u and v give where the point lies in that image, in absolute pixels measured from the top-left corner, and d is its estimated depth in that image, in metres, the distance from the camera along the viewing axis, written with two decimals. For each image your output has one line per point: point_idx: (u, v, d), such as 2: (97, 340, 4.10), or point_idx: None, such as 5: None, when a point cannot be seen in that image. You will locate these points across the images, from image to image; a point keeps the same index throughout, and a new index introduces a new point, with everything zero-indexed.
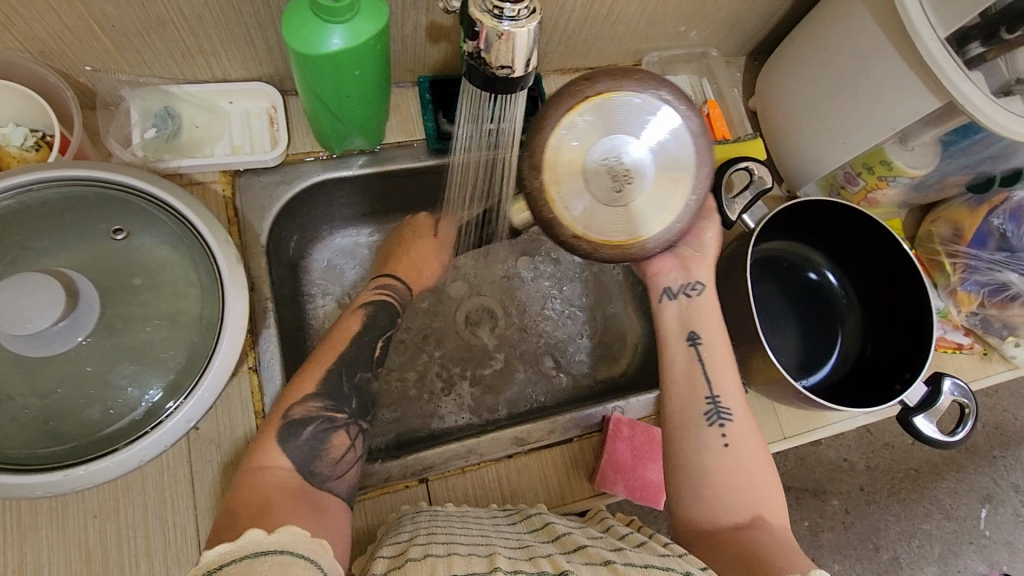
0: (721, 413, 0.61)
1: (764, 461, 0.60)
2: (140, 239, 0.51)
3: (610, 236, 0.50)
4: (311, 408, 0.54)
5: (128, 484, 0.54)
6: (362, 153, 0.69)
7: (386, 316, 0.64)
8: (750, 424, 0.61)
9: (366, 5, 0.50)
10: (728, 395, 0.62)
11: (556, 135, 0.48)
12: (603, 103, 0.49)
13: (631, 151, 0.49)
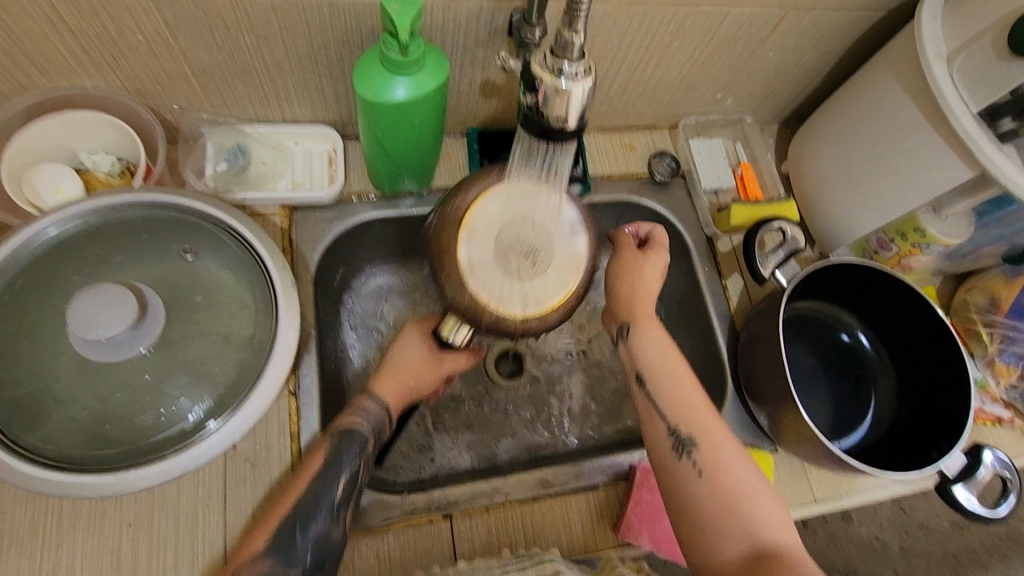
0: (686, 441, 0.55)
1: (751, 476, 0.54)
2: (205, 260, 0.54)
3: (549, 303, 0.57)
4: (347, 437, 0.56)
5: (162, 499, 0.55)
6: (411, 194, 0.73)
7: (355, 445, 0.56)
8: (721, 441, 0.56)
9: (432, 62, 0.56)
10: (685, 421, 0.56)
11: (460, 251, 0.57)
12: (480, 205, 0.58)
13: (520, 231, 0.57)
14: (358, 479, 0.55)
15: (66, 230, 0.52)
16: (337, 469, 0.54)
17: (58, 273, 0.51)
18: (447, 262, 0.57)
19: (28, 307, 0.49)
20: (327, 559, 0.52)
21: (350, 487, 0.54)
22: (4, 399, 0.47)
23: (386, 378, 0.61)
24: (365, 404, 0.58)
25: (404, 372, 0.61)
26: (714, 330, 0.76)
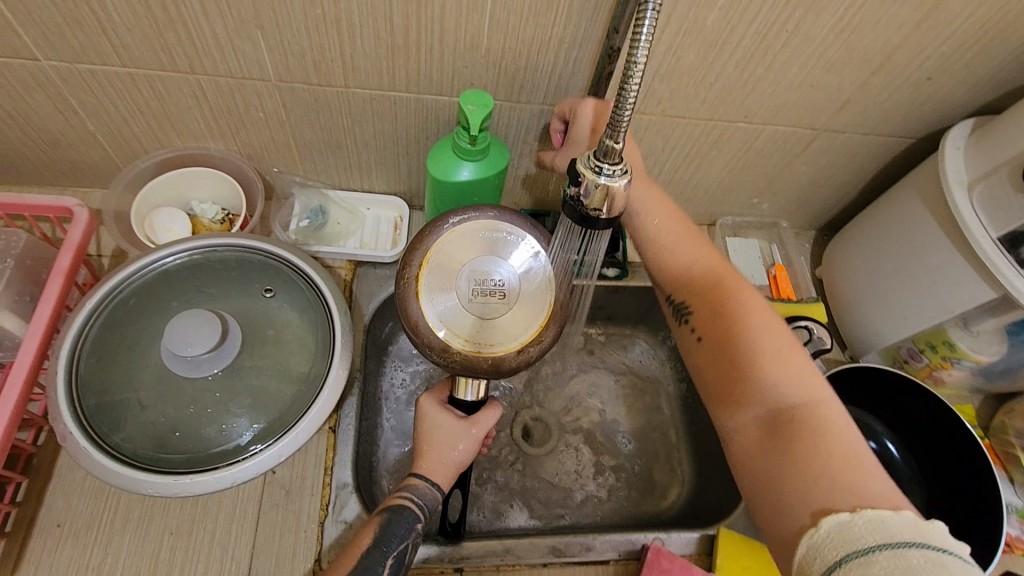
0: (683, 306, 0.58)
1: (756, 315, 0.54)
2: (280, 298, 0.62)
3: (533, 324, 0.57)
4: (405, 495, 0.55)
5: (204, 512, 0.60)
6: None
7: (402, 526, 0.53)
8: (710, 280, 0.58)
9: (494, 151, 0.64)
10: (676, 280, 0.60)
11: (428, 313, 0.56)
12: (431, 266, 0.58)
13: (480, 270, 0.58)
14: (407, 555, 0.53)
15: (175, 262, 0.62)
16: (383, 546, 0.52)
17: (161, 296, 0.60)
18: (423, 331, 0.56)
19: (132, 321, 0.58)
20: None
21: (397, 566, 0.52)
22: (97, 399, 0.55)
23: (426, 455, 0.57)
24: (415, 482, 0.56)
25: (443, 450, 0.58)
26: None
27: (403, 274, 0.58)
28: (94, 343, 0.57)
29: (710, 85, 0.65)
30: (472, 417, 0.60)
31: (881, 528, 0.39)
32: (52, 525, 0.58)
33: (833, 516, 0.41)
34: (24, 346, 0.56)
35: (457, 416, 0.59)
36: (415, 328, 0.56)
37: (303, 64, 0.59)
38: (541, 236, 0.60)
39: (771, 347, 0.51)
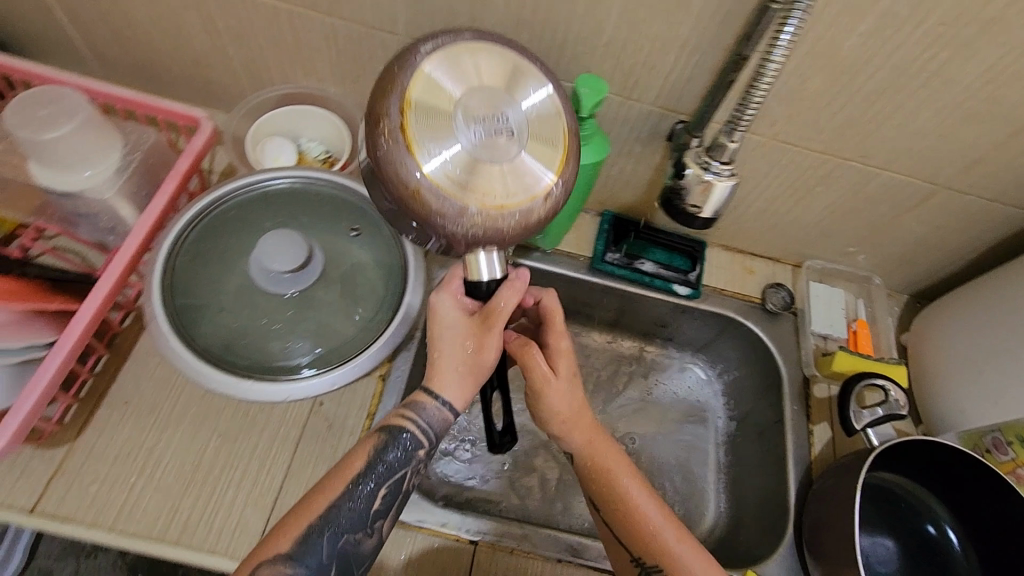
0: (652, 570, 0.56)
1: (709, 567, 0.55)
2: (365, 239, 0.64)
3: (551, 161, 0.49)
4: (407, 415, 0.55)
5: (253, 423, 0.63)
6: (537, 250, 0.83)
7: (399, 450, 0.54)
8: (658, 511, 0.57)
9: (597, 141, 0.65)
10: (634, 533, 0.57)
11: (429, 170, 0.45)
12: (414, 111, 0.46)
13: (475, 108, 0.47)
14: (400, 484, 0.54)
15: (281, 185, 0.65)
16: (380, 477, 0.52)
17: (261, 213, 0.64)
18: (426, 195, 0.46)
19: (230, 230, 0.62)
20: (352, 566, 0.51)
21: (389, 498, 0.53)
22: (186, 292, 0.59)
23: (438, 371, 0.54)
24: (422, 401, 0.54)
25: (457, 358, 0.54)
26: (786, 470, 0.74)
27: (381, 129, 0.46)
28: (194, 241, 0.61)
29: (832, 116, 0.63)
30: (487, 305, 0.54)
31: None
32: (120, 401, 0.62)
33: None
34: (136, 231, 0.60)
35: (469, 314, 0.55)
36: (412, 199, 0.46)
37: (434, 25, 0.62)
38: (534, 63, 0.51)
39: None
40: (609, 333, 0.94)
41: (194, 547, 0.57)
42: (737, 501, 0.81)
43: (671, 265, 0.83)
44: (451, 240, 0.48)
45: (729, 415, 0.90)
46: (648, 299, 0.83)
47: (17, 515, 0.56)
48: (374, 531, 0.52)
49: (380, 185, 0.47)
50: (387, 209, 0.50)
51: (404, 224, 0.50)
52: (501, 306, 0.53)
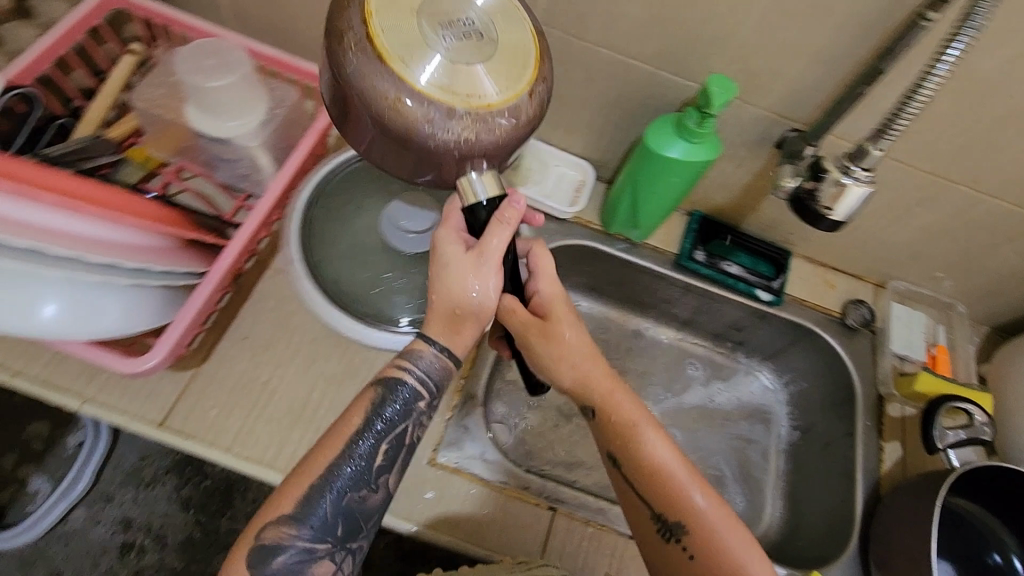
0: (670, 524, 0.54)
1: (728, 518, 0.54)
2: None
3: (528, 56, 0.48)
4: (407, 364, 0.52)
5: (357, 371, 0.67)
6: (624, 241, 0.85)
7: (401, 398, 0.52)
8: (675, 461, 0.56)
9: (712, 141, 0.67)
10: (656, 492, 0.55)
11: (408, 74, 0.44)
12: (379, 18, 0.45)
13: (439, 16, 0.46)
14: (405, 436, 0.52)
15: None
16: (382, 432, 0.51)
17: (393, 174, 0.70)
18: (409, 97, 0.44)
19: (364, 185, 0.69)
20: (360, 523, 0.50)
21: (393, 452, 0.52)
22: (323, 240, 0.67)
23: (436, 318, 0.52)
24: (418, 347, 0.52)
25: (456, 301, 0.50)
26: (854, 482, 0.75)
27: (348, 42, 0.45)
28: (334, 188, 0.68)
29: (951, 138, 0.63)
30: (481, 238, 0.49)
31: None
32: (240, 337, 0.67)
33: None
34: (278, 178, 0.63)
35: (465, 251, 0.50)
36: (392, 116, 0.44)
37: (569, 14, 0.64)
38: None
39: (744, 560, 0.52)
40: (679, 331, 0.96)
41: None
42: (796, 510, 0.83)
43: (756, 270, 0.84)
44: (441, 156, 0.46)
45: (792, 426, 0.91)
46: (729, 301, 0.85)
47: (147, 428, 0.62)
48: (380, 486, 0.51)
49: (352, 109, 0.46)
50: (368, 140, 0.48)
51: (394, 154, 0.48)
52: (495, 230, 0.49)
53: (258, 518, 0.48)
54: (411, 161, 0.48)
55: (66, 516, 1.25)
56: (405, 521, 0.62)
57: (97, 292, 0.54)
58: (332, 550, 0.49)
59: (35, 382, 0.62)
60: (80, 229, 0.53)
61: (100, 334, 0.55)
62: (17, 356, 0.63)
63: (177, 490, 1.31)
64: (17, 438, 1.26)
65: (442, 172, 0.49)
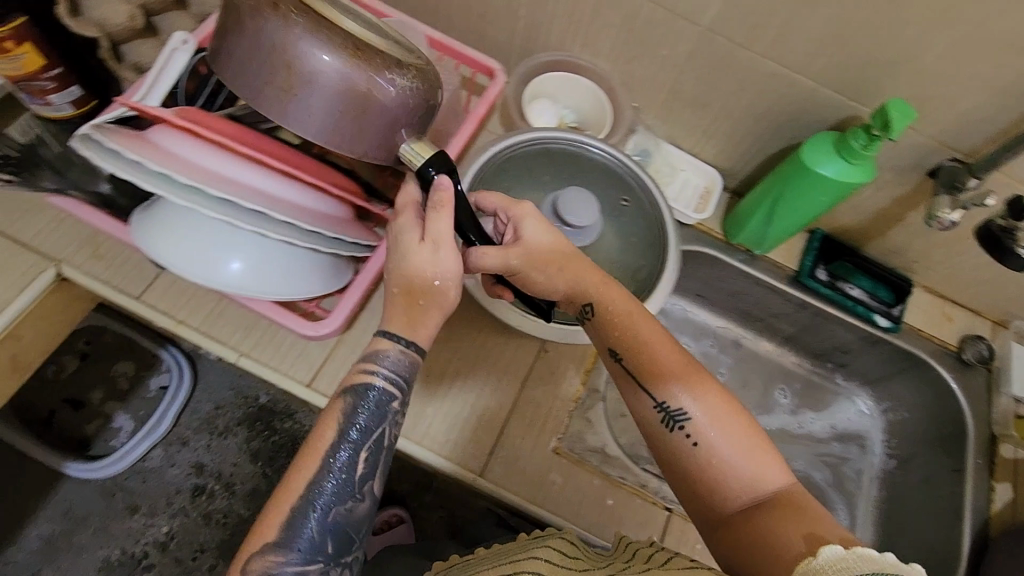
0: (677, 415, 0.53)
1: (731, 405, 0.53)
2: (636, 220, 0.70)
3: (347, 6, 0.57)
4: (372, 370, 0.53)
5: (486, 356, 0.71)
6: (745, 252, 0.85)
7: (373, 403, 0.53)
8: (678, 355, 0.55)
9: (869, 164, 0.66)
10: (664, 384, 0.54)
11: (306, 6, 0.52)
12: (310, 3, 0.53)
13: None
14: (381, 440, 0.53)
15: (598, 155, 0.70)
16: (357, 442, 0.52)
17: (562, 165, 0.70)
18: (350, 46, 0.52)
19: (535, 166, 0.70)
20: (349, 536, 0.51)
21: (371, 459, 0.53)
22: None
23: (399, 308, 0.54)
24: (381, 348, 0.53)
25: (418, 288, 0.53)
26: (962, 519, 0.75)
27: (303, 18, 0.51)
28: (505, 160, 0.69)
29: None
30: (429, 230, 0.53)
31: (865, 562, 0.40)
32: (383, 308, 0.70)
33: (832, 547, 0.41)
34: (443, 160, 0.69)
35: (421, 239, 0.53)
36: (349, 70, 0.52)
37: (744, 22, 0.62)
38: None
39: (750, 442, 0.51)
40: (779, 345, 0.96)
41: (437, 452, 0.66)
42: (891, 542, 0.83)
43: (876, 295, 0.83)
44: (393, 97, 0.55)
45: (888, 454, 0.91)
46: (844, 323, 0.84)
47: (299, 387, 0.67)
48: (364, 496, 0.52)
49: (322, 77, 0.52)
50: (330, 107, 0.54)
51: (355, 113, 0.54)
52: (438, 213, 0.52)
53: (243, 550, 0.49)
54: (364, 121, 0.55)
55: (146, 454, 1.25)
56: (531, 503, 0.66)
57: (288, 254, 0.56)
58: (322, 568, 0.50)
59: (199, 332, 0.67)
60: (293, 196, 0.54)
61: (285, 295, 0.57)
62: (184, 306, 0.68)
63: (247, 442, 1.29)
64: (103, 375, 1.28)
65: (387, 131, 0.57)
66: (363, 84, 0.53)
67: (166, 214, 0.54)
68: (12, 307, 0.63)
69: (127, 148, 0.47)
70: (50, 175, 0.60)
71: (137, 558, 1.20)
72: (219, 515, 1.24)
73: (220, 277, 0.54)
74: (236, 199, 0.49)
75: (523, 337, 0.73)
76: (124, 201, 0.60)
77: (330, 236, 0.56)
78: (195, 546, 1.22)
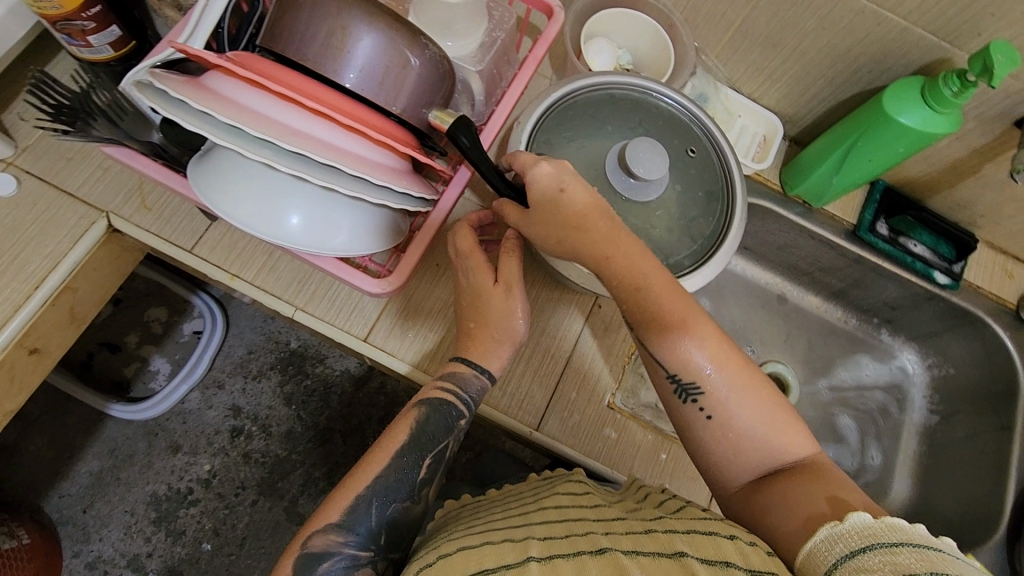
0: (688, 389, 0.53)
1: (748, 374, 0.53)
2: (700, 169, 0.67)
3: None
4: (442, 388, 0.59)
5: (539, 311, 0.71)
6: (803, 204, 0.81)
7: (443, 418, 0.58)
8: (696, 325, 0.53)
9: (957, 114, 0.63)
10: (684, 362, 0.53)
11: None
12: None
13: None
14: (445, 452, 0.58)
15: (670, 106, 0.68)
16: (423, 447, 0.57)
17: (627, 115, 0.67)
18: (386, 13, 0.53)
19: (599, 114, 0.67)
20: (401, 533, 0.54)
21: (434, 466, 0.57)
22: None
23: (477, 342, 0.59)
24: (466, 375, 0.59)
25: (495, 325, 0.58)
26: (1008, 475, 0.75)
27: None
28: (568, 108, 0.66)
29: None
30: (501, 272, 0.57)
31: (898, 531, 0.38)
32: (433, 263, 0.71)
33: (860, 514, 0.40)
34: (488, 127, 0.64)
35: (495, 282, 0.57)
36: (382, 39, 0.53)
37: None
38: None
39: (768, 414, 0.52)
40: (825, 300, 0.95)
41: (492, 407, 0.66)
42: (928, 495, 0.84)
43: (937, 250, 0.81)
44: (424, 68, 0.55)
45: (928, 409, 0.90)
46: (901, 279, 0.82)
47: (355, 341, 0.67)
48: (421, 497, 0.56)
49: (356, 49, 0.52)
50: (364, 71, 0.53)
51: (387, 81, 0.54)
52: (509, 255, 0.57)
53: (307, 527, 0.53)
54: (400, 92, 0.55)
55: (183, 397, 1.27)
56: (586, 456, 0.67)
57: (352, 207, 0.53)
58: (373, 556, 0.52)
59: (253, 286, 0.67)
60: (361, 150, 0.50)
61: (347, 252, 0.55)
62: (235, 260, 0.67)
63: (281, 385, 1.31)
64: (138, 319, 1.29)
65: (417, 103, 0.56)
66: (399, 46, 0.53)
67: (225, 164, 0.51)
68: (66, 260, 0.64)
69: (194, 100, 0.45)
70: (105, 125, 0.57)
71: (183, 493, 1.24)
72: (258, 455, 1.28)
73: (281, 233, 0.51)
74: (304, 152, 0.46)
75: (577, 294, 0.72)
76: (176, 150, 0.59)
77: (399, 190, 0.52)
78: (237, 483, 1.26)
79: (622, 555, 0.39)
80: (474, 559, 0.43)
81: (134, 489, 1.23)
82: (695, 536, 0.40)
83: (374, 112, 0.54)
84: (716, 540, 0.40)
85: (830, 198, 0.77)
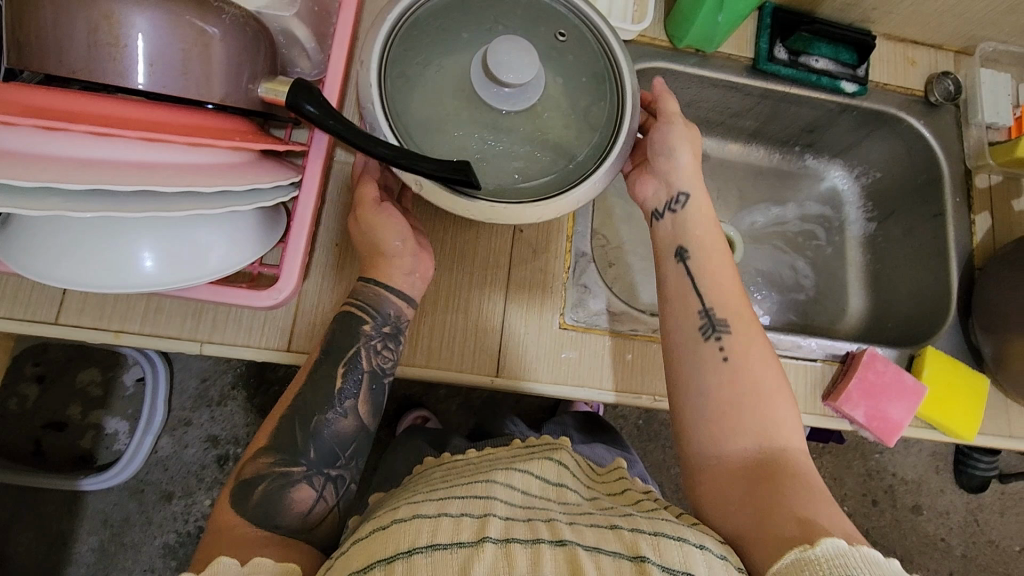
0: (715, 326, 0.56)
1: (773, 366, 0.56)
2: (573, 51, 0.60)
3: None
4: (362, 305, 0.59)
5: (461, 256, 0.67)
6: (695, 54, 0.76)
7: (351, 329, 0.58)
8: (743, 310, 0.58)
9: None
10: (722, 303, 0.57)
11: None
12: None
13: None
14: (359, 362, 0.58)
15: None
16: (333, 358, 0.58)
17: (479, 14, 0.59)
18: None
19: (448, 22, 0.58)
20: (332, 449, 0.56)
21: (351, 377, 0.58)
22: (408, 115, 0.56)
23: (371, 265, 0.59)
24: (365, 289, 0.59)
25: (372, 247, 0.59)
26: (949, 259, 0.77)
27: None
28: (413, 26, 0.57)
29: None
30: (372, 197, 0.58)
31: (870, 565, 0.39)
32: (330, 243, 0.64)
33: (833, 540, 0.41)
34: (326, 80, 0.57)
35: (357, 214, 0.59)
36: (158, 20, 0.42)
37: None
38: None
39: (768, 400, 0.54)
40: (745, 144, 0.91)
41: (444, 367, 0.64)
42: (881, 299, 0.87)
43: (838, 60, 0.78)
44: (226, 37, 0.45)
45: (865, 219, 0.91)
46: (811, 100, 0.79)
47: (278, 354, 0.61)
48: (347, 410, 0.57)
49: (130, 38, 0.41)
50: (152, 64, 0.42)
51: (186, 67, 0.44)
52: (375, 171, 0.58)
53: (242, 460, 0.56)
54: (209, 75, 0.45)
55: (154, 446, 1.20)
56: (552, 386, 0.65)
57: (209, 224, 0.46)
58: (306, 472, 0.55)
59: (142, 336, 0.59)
60: (179, 156, 0.42)
61: (219, 274, 0.47)
62: (112, 314, 0.59)
63: (250, 401, 1.24)
64: (71, 389, 1.19)
65: (239, 82, 0.47)
66: (187, 20, 0.43)
67: (29, 221, 0.42)
68: None
69: None
70: None
71: (195, 533, 1.20)
72: None
73: (128, 279, 0.44)
74: (100, 186, 0.37)
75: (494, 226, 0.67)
76: None
77: (242, 188, 0.44)
78: None
79: (581, 550, 0.40)
80: (425, 531, 0.41)
81: (144, 548, 1.19)
82: (661, 543, 0.41)
83: (185, 109, 0.44)
84: (684, 548, 0.41)
85: (719, 40, 0.72)
